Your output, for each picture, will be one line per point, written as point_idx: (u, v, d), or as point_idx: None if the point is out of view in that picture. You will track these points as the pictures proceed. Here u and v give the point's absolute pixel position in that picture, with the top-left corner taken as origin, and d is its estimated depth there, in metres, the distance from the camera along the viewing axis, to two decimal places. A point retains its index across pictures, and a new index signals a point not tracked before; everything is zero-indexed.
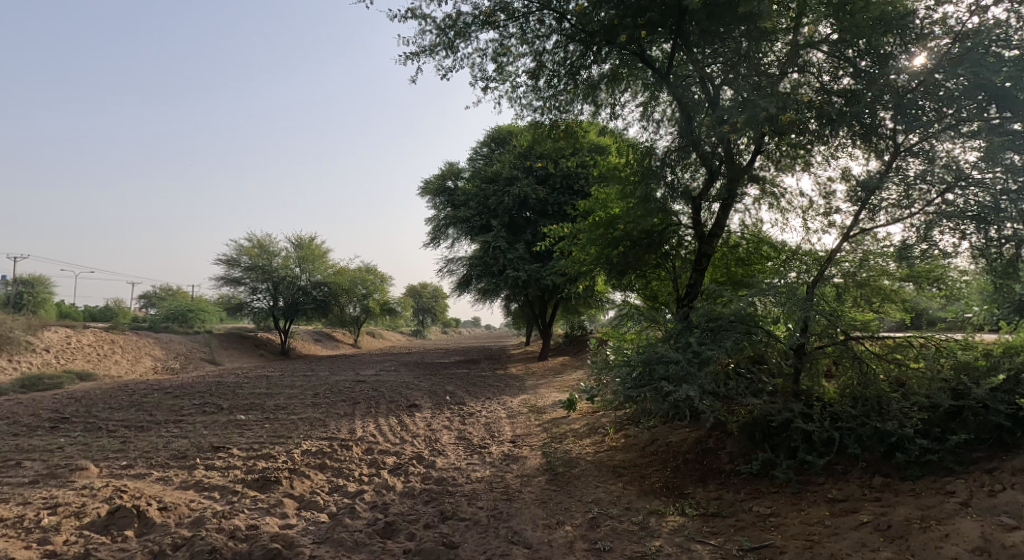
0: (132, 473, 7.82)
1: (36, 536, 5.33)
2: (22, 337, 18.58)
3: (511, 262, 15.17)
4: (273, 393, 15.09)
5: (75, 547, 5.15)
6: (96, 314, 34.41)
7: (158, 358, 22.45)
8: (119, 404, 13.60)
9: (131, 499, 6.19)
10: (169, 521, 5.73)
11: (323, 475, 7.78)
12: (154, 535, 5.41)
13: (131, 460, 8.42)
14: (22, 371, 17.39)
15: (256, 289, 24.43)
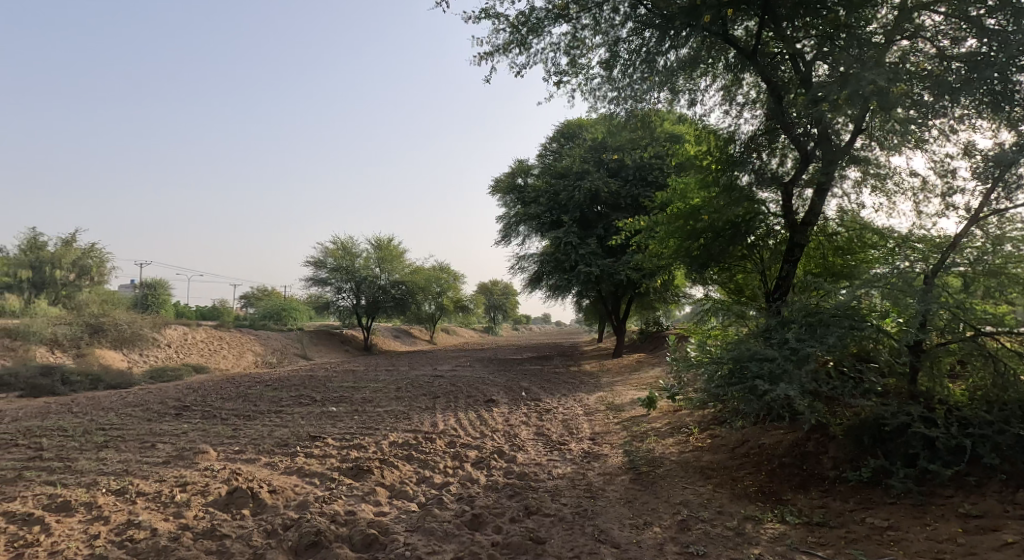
0: (241, 458, 8.45)
1: (170, 510, 5.89)
2: (146, 333, 20.62)
3: (583, 258, 14.93)
4: (359, 387, 15.81)
5: (203, 521, 5.64)
6: (206, 313, 37.72)
7: (259, 353, 24.20)
8: (229, 395, 14.79)
9: (245, 481, 6.70)
10: (279, 504, 6.14)
11: (410, 465, 8.06)
12: (267, 515, 5.82)
13: (242, 446, 9.13)
14: (148, 364, 19.32)
15: (341, 288, 25.68)
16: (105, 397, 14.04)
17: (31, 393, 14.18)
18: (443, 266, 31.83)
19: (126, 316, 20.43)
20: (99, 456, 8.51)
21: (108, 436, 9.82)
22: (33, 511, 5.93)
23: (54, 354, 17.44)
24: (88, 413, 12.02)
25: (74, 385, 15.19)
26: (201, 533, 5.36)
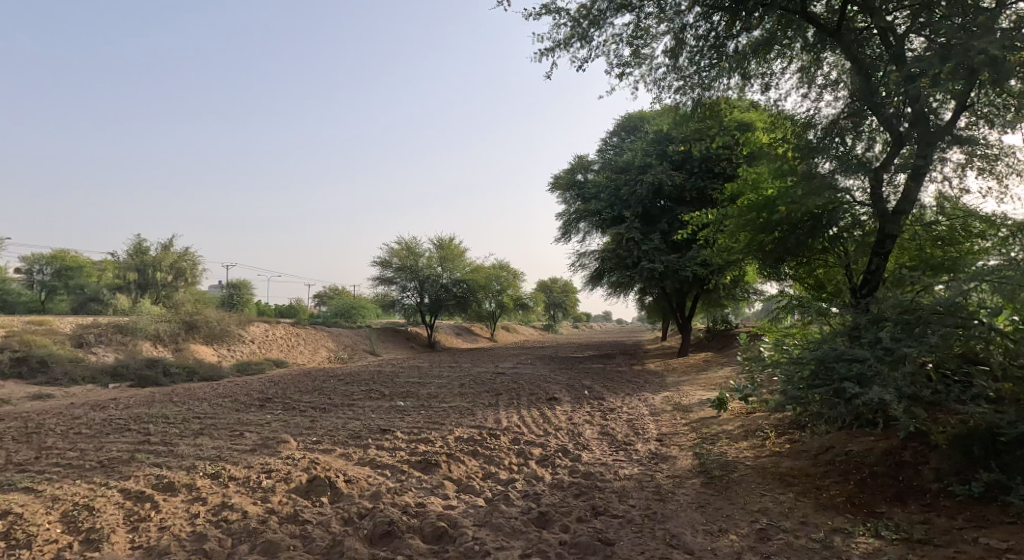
0: (320, 448, 8.81)
1: (258, 495, 6.24)
2: (233, 331, 22.04)
3: (647, 254, 14.52)
4: (425, 383, 16.13)
5: (287, 506, 5.94)
6: (282, 311, 39.75)
7: (332, 349, 25.24)
8: (307, 388, 15.52)
9: (323, 470, 6.99)
10: (355, 493, 6.36)
11: (475, 461, 8.12)
12: (344, 503, 6.05)
13: (319, 436, 9.53)
14: (235, 359, 20.63)
15: (405, 287, 26.33)
16: (201, 388, 15.07)
17: (140, 385, 15.45)
18: (503, 264, 31.94)
19: (216, 314, 21.90)
20: (196, 442, 9.14)
21: (201, 424, 10.53)
22: (143, 488, 6.47)
23: (157, 349, 18.96)
24: (184, 402, 12.95)
25: (173, 378, 16.45)
26: (285, 517, 5.65)
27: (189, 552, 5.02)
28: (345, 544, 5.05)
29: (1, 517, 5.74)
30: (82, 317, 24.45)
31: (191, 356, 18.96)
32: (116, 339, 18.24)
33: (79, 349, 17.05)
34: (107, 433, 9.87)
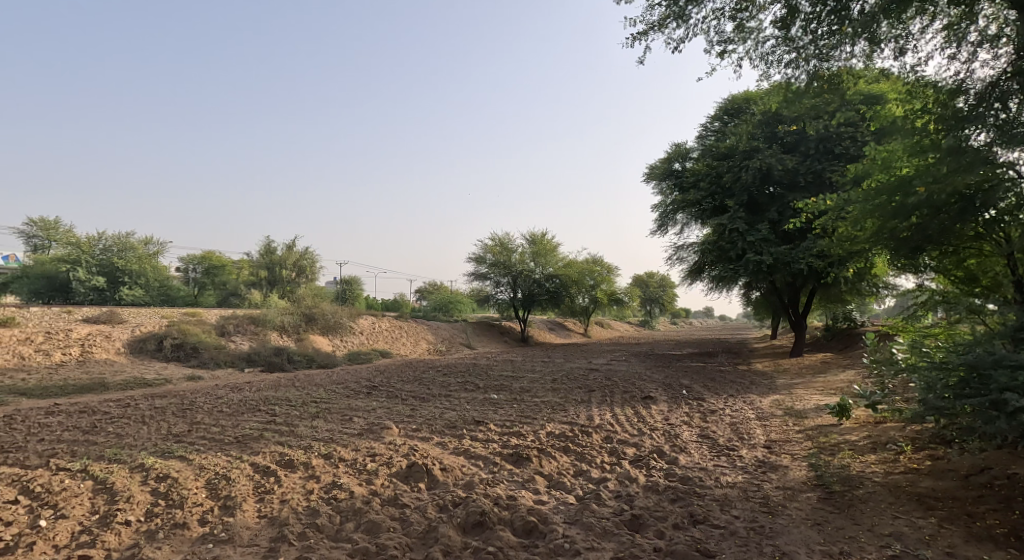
0: (419, 436, 9.03)
1: (363, 476, 6.62)
2: (346, 323, 23.53)
3: (753, 245, 13.51)
4: (518, 377, 16.15)
5: (388, 489, 6.23)
6: (387, 306, 41.83)
7: (431, 341, 26.07)
8: (408, 378, 16.14)
9: (422, 457, 7.20)
10: (450, 482, 6.51)
11: (566, 457, 7.91)
12: (439, 491, 6.20)
13: (418, 424, 9.79)
14: (347, 348, 22.10)
15: (499, 282, 26.70)
16: (317, 375, 16.21)
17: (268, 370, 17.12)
18: (596, 258, 31.35)
19: (331, 307, 23.51)
20: (311, 424, 9.76)
21: (316, 408, 11.23)
22: (268, 463, 7.06)
23: (283, 338, 20.71)
24: (303, 387, 13.94)
25: (295, 367, 17.88)
26: (386, 500, 5.91)
27: (303, 524, 5.41)
28: (439, 530, 5.12)
29: (161, 478, 6.43)
30: (222, 309, 27.35)
31: (309, 345, 20.52)
32: (250, 329, 20.10)
33: (222, 337, 19.02)
34: (242, 411, 10.86)
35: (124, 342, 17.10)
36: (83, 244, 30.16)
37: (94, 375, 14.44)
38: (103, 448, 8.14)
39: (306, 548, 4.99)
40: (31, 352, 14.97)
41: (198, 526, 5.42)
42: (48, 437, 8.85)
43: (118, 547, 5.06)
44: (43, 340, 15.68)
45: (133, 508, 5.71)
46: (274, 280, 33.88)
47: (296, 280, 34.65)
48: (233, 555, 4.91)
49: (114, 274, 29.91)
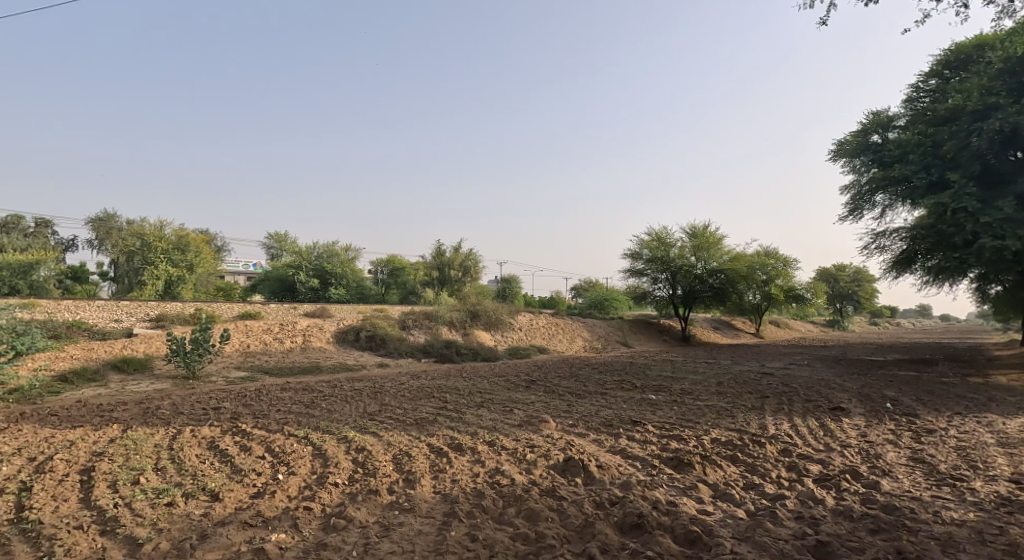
0: (575, 431, 8.80)
1: (523, 465, 7.09)
2: (507, 319, 24.27)
3: (989, 227, 11.00)
4: (679, 378, 15.16)
5: (547, 480, 6.63)
6: (546, 302, 42.58)
7: (587, 338, 25.74)
8: (564, 374, 16.04)
9: (579, 452, 7.47)
10: (606, 479, 6.64)
11: (735, 467, 7.10)
12: (596, 487, 6.43)
13: (575, 420, 9.54)
14: (508, 344, 22.84)
15: (657, 279, 25.57)
16: (482, 367, 17.00)
17: (441, 361, 18.37)
18: (771, 250, 28.51)
19: (494, 304, 24.43)
20: (477, 412, 10.07)
21: (481, 398, 11.60)
22: (442, 445, 7.86)
23: (452, 333, 21.97)
24: (470, 378, 14.59)
25: (464, 361, 18.81)
26: (544, 491, 6.30)
27: (471, 504, 6.01)
28: (595, 527, 5.39)
29: (360, 450, 7.64)
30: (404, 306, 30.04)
31: (476, 340, 21.60)
32: (425, 323, 21.62)
33: (402, 330, 20.81)
34: (420, 396, 11.66)
35: (333, 332, 19.33)
36: (304, 252, 35.81)
37: (310, 359, 16.67)
38: (317, 420, 9.29)
39: (473, 526, 5.58)
40: (271, 339, 17.54)
41: (386, 494, 6.30)
42: (280, 407, 10.33)
43: (329, 503, 6.06)
44: (279, 329, 18.34)
45: (340, 472, 6.84)
46: (444, 279, 36.36)
47: (462, 279, 36.72)
48: (414, 524, 5.64)
49: (325, 275, 34.69)
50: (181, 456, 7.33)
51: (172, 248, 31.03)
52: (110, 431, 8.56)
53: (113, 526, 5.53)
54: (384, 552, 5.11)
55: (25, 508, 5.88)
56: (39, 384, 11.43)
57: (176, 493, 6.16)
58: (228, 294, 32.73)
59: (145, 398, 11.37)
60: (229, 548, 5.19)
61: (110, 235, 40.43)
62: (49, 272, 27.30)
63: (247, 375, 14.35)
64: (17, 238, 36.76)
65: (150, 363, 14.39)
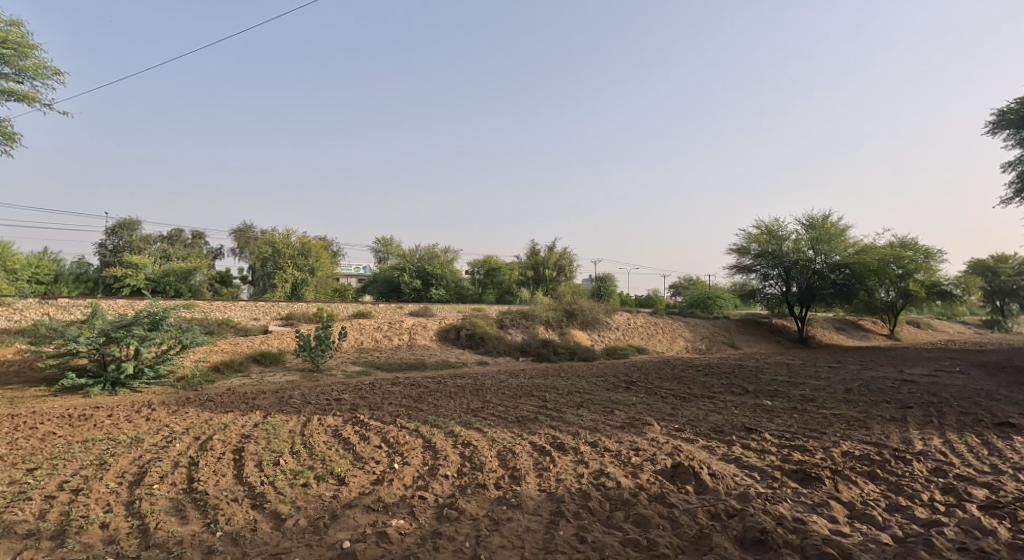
0: (682, 436, 8.23)
1: (629, 469, 6.70)
2: (604, 318, 23.69)
3: None
4: (798, 383, 13.87)
5: (655, 486, 6.21)
6: (645, 301, 41.29)
7: (688, 338, 24.42)
8: (667, 376, 15.28)
9: (688, 458, 6.97)
10: (722, 489, 6.11)
11: (875, 485, 6.27)
12: (709, 497, 5.91)
13: (681, 425, 8.95)
14: (605, 343, 22.29)
15: (768, 275, 23.78)
16: (580, 367, 16.69)
17: (539, 361, 18.25)
18: (907, 242, 25.58)
19: (591, 302, 23.94)
20: (577, 412, 9.75)
21: (581, 397, 11.29)
22: (544, 444, 7.65)
23: (548, 332, 21.80)
24: (569, 377, 14.31)
25: (561, 360, 18.54)
26: (653, 496, 5.91)
27: (577, 504, 5.75)
28: (713, 539, 4.97)
29: (465, 444, 7.62)
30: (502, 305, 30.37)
31: (572, 339, 21.25)
32: (522, 322, 21.73)
33: (500, 329, 20.96)
34: (520, 394, 11.55)
35: (435, 330, 19.87)
36: (408, 255, 37.32)
37: (416, 355, 17.22)
38: (425, 414, 9.44)
39: (581, 527, 5.32)
40: (381, 336, 18.34)
41: (494, 488, 6.20)
42: (392, 401, 10.67)
43: (441, 494, 6.06)
44: (387, 326, 19.08)
45: (449, 465, 6.83)
46: (539, 279, 36.34)
47: (557, 279, 36.51)
48: (522, 520, 5.49)
49: (427, 276, 36.00)
50: (311, 442, 7.76)
51: (297, 254, 33.83)
52: (254, 416, 9.29)
53: (261, 501, 5.83)
54: (495, 546, 5.00)
55: (193, 480, 6.33)
56: (197, 373, 12.74)
57: (310, 476, 6.47)
58: (343, 295, 34.88)
59: (281, 388, 12.29)
60: (355, 529, 5.32)
61: (249, 244, 44.65)
62: (204, 277, 31.01)
63: (362, 369, 15.12)
64: (179, 249, 42.32)
65: (283, 356, 15.53)
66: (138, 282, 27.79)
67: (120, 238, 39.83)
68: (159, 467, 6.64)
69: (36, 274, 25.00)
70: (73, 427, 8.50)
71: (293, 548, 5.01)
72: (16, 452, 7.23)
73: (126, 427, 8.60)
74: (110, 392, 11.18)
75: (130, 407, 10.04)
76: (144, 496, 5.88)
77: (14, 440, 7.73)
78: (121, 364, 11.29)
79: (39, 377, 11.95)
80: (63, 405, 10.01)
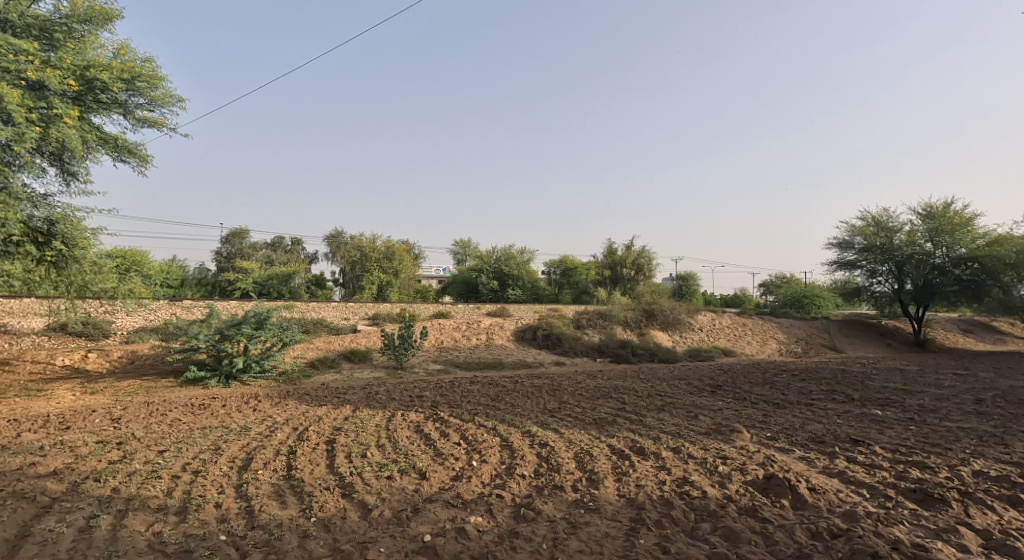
0: (776, 446, 7.37)
1: (716, 478, 6.01)
2: (685, 319, 22.52)
3: None
4: (916, 391, 12.28)
5: (745, 498, 5.51)
6: (733, 301, 39.05)
7: (783, 341, 22.61)
8: (757, 380, 14.12)
9: (783, 470, 6.16)
10: (822, 506, 5.33)
11: (1020, 512, 5.23)
12: (808, 514, 5.17)
13: (774, 433, 8.05)
14: (688, 344, 21.12)
15: (876, 272, 21.78)
16: (661, 368, 15.83)
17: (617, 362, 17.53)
18: None
19: (671, 302, 22.85)
20: (658, 415, 9.05)
21: (661, 401, 10.54)
22: (623, 448, 7.07)
23: (626, 333, 20.98)
24: (649, 379, 13.52)
25: (642, 361, 17.73)
26: (743, 509, 5.25)
27: (659, 513, 5.19)
28: None
29: (542, 445, 7.19)
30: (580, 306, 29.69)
31: (653, 339, 20.30)
32: (600, 322, 21.11)
33: (577, 330, 20.38)
34: (597, 395, 10.97)
35: (513, 330, 19.59)
36: (484, 256, 37.42)
37: (494, 355, 17.02)
38: (502, 413, 9.11)
39: (664, 537, 4.78)
40: (460, 336, 18.32)
41: (571, 491, 5.72)
42: (471, 399, 10.45)
43: (518, 493, 5.67)
44: (466, 326, 19.04)
45: (525, 464, 6.43)
46: (617, 278, 35.32)
47: (635, 278, 35.28)
48: (601, 525, 5.00)
49: (504, 277, 36.01)
50: (395, 436, 7.64)
51: (382, 257, 34.96)
52: (345, 410, 9.36)
53: (350, 490, 5.69)
54: (573, 550, 4.56)
55: (291, 468, 6.32)
56: (296, 368, 13.19)
57: (395, 469, 6.28)
58: (424, 296, 35.65)
59: (368, 384, 12.46)
60: (436, 523, 5.04)
61: (339, 249, 46.67)
62: (302, 279, 32.83)
63: (443, 367, 15.11)
64: (280, 253, 45.13)
65: (370, 354, 15.71)
66: (246, 285, 30.12)
67: (232, 245, 43.20)
68: (263, 454, 6.71)
69: (161, 278, 27.42)
70: (194, 414, 8.89)
71: (379, 538, 4.79)
72: (149, 434, 7.54)
73: (235, 416, 8.89)
74: (223, 384, 11.69)
75: (240, 398, 10.46)
76: (251, 480, 5.89)
77: (148, 424, 8.11)
78: (234, 358, 11.85)
79: (168, 368, 12.75)
80: (185, 395, 10.59)
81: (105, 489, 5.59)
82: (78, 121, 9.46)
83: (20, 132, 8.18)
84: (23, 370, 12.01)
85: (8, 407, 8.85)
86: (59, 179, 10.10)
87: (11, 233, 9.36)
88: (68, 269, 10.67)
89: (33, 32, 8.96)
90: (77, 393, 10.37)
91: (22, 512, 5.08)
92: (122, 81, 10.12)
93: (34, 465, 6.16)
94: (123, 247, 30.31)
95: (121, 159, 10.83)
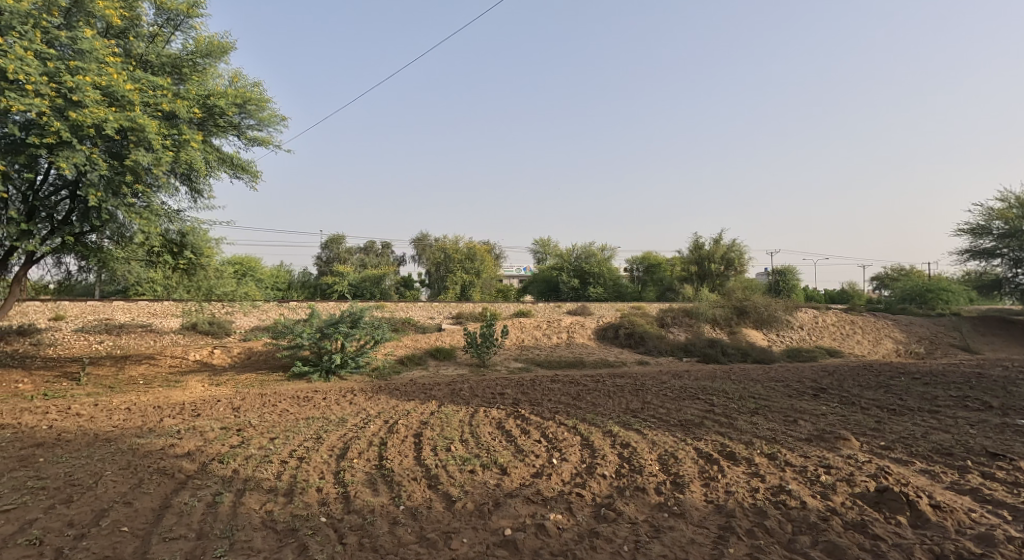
0: (892, 457, 6.46)
1: (818, 488, 5.30)
2: (782, 316, 20.95)
3: None
4: None
5: (854, 511, 4.80)
6: (839, 296, 36.01)
7: (901, 341, 20.41)
8: (868, 383, 12.73)
9: (899, 483, 5.34)
10: (951, 526, 4.52)
11: None
12: (932, 533, 4.41)
13: (889, 442, 7.08)
14: (785, 344, 19.57)
15: (1021, 260, 19.25)
16: (757, 369, 14.78)
17: (707, 362, 16.55)
18: None
19: (765, 299, 21.31)
20: (751, 420, 8.28)
21: (755, 404, 9.67)
22: (712, 451, 6.48)
23: (717, 331, 19.83)
24: (741, 381, 12.56)
25: (736, 362, 16.62)
26: (850, 523, 4.57)
27: (752, 522, 4.63)
28: None
29: (624, 445, 6.73)
30: None
31: (748, 339, 18.99)
32: (686, 320, 20.10)
33: (663, 328, 19.53)
34: (685, 397, 10.26)
35: (595, 329, 19.05)
36: (565, 255, 36.97)
37: (578, 353, 16.59)
38: (583, 411, 8.71)
39: (758, 548, 4.23)
40: (542, 334, 18.02)
41: (655, 493, 5.25)
42: (553, 397, 10.10)
43: (599, 493, 5.28)
44: (547, 324, 18.71)
45: (607, 464, 6.01)
46: (704, 274, 33.66)
47: (725, 273, 33.40)
48: (687, 530, 4.52)
49: (585, 275, 35.34)
50: (479, 432, 7.47)
51: (464, 258, 35.53)
52: (432, 405, 9.38)
53: (436, 482, 5.55)
54: (657, 555, 4.13)
55: (383, 458, 6.29)
56: (387, 364, 13.45)
57: (477, 463, 6.07)
58: (506, 294, 35.78)
59: (454, 380, 12.47)
60: (517, 518, 4.76)
61: (425, 251, 47.90)
62: (392, 281, 34.05)
63: (526, 365, 14.88)
64: (371, 256, 47.12)
65: (455, 352, 15.77)
66: (342, 287, 31.61)
67: (330, 250, 45.49)
68: (358, 445, 6.74)
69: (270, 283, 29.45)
70: (300, 406, 9.20)
71: (461, 528, 4.59)
72: (263, 423, 7.84)
73: (335, 408, 9.10)
74: (325, 378, 12.12)
75: (339, 392, 10.75)
76: (347, 468, 5.89)
77: (262, 414, 8.46)
78: (333, 355, 12.27)
79: (277, 364, 13.44)
80: (292, 388, 11.05)
81: (227, 469, 5.79)
82: (202, 143, 9.91)
83: (159, 158, 8.72)
84: (163, 363, 13.06)
85: (151, 395, 9.59)
86: (189, 196, 10.78)
87: (153, 243, 10.15)
88: (197, 275, 11.35)
89: (166, 70, 9.79)
90: (206, 384, 11.10)
91: (163, 487, 5.32)
92: (236, 105, 10.43)
93: (172, 446, 6.51)
94: (238, 255, 33.00)
95: (235, 175, 11.42)
